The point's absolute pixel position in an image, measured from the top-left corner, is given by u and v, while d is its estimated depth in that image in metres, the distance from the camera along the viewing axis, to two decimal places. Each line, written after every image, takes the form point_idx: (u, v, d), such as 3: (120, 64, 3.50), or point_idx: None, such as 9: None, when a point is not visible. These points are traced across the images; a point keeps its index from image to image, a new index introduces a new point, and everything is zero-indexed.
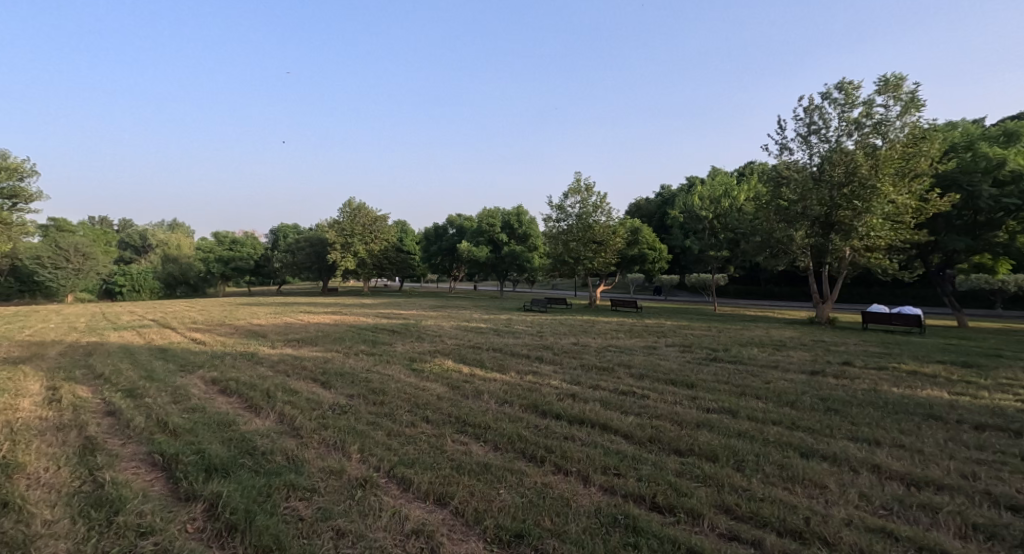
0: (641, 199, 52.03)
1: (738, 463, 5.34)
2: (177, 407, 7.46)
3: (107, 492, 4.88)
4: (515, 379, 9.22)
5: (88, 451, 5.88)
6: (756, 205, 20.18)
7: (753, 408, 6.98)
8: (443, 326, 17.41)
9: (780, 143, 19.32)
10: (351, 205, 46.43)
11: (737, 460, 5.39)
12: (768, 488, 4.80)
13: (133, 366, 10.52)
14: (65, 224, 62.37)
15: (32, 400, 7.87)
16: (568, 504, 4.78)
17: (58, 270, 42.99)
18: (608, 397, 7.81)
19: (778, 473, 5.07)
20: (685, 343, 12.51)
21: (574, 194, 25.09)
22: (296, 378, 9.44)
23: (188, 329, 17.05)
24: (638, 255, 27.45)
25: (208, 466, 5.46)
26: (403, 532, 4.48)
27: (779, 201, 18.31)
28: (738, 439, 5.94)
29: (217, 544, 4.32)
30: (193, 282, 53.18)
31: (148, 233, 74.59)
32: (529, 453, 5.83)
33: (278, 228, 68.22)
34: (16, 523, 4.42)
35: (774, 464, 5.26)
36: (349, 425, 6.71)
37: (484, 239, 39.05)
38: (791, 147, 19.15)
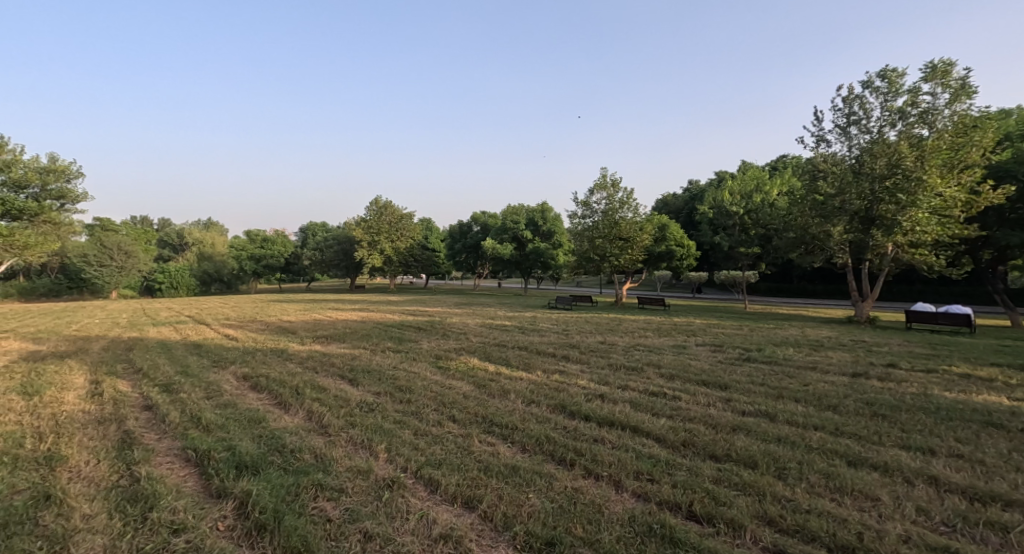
0: (669, 195, 51.26)
1: (780, 471, 5.08)
2: (210, 403, 7.53)
3: (142, 488, 4.89)
4: (542, 378, 9.05)
5: (126, 445, 5.94)
6: (791, 200, 19.56)
7: (792, 411, 6.69)
8: (468, 324, 17.39)
9: (817, 135, 18.66)
10: (378, 204, 46.81)
11: (778, 468, 5.14)
12: (815, 499, 4.55)
13: (169, 361, 10.71)
14: (107, 223, 64.48)
15: (76, 393, 8.05)
16: (601, 511, 4.60)
17: (102, 268, 44.58)
18: (638, 398, 7.59)
19: (824, 483, 4.82)
20: (716, 343, 12.14)
21: (600, 190, 24.75)
22: (324, 375, 9.46)
23: (221, 326, 17.39)
24: (665, 252, 26.91)
25: (239, 463, 5.45)
26: (431, 536, 4.37)
27: (817, 195, 17.71)
28: (778, 444, 5.67)
29: (246, 544, 4.27)
30: (227, 279, 54.47)
31: (184, 232, 76.71)
32: (558, 456, 5.67)
33: (307, 228, 69.26)
34: (56, 517, 4.45)
35: (819, 473, 4.99)
36: (376, 423, 6.65)
37: (508, 237, 38.60)
38: (829, 139, 18.50)
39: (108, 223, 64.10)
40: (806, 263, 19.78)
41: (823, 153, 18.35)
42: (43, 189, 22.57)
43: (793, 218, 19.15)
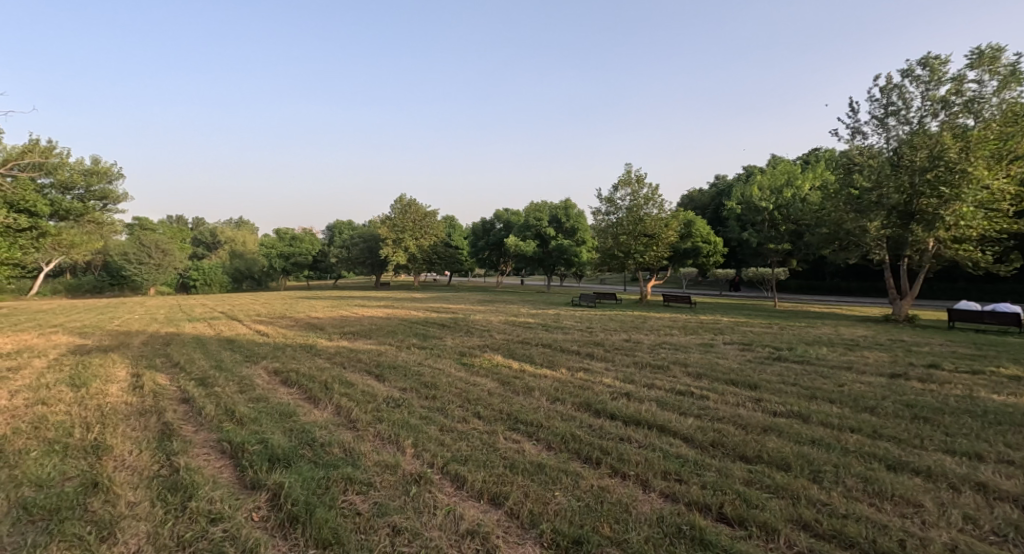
0: (696, 191, 50.52)
1: (815, 474, 4.94)
2: (243, 397, 7.68)
3: (182, 478, 5.01)
4: (566, 376, 9.00)
5: (165, 436, 6.10)
6: (824, 194, 19.10)
7: (826, 412, 6.50)
8: (492, 321, 17.42)
9: (852, 127, 18.12)
10: (403, 201, 47.28)
11: (812, 471, 4.99)
12: (852, 503, 4.41)
13: (204, 355, 10.98)
14: (144, 220, 66.52)
15: (119, 385, 8.31)
16: (628, 510, 4.54)
17: (141, 265, 46.08)
18: (665, 397, 7.46)
19: (862, 487, 4.67)
20: (746, 341, 11.89)
21: (625, 186, 24.50)
22: (352, 371, 9.57)
23: (253, 322, 17.78)
24: (691, 248, 26.49)
25: (272, 456, 5.55)
26: (458, 532, 4.37)
27: (852, 189, 17.26)
28: (812, 446, 5.51)
29: (280, 535, 4.34)
30: (257, 276, 55.64)
31: (216, 231, 78.74)
32: (584, 454, 5.61)
33: (334, 227, 70.41)
34: (103, 503, 4.58)
35: (856, 477, 4.83)
36: (402, 419, 6.70)
37: (531, 234, 38.59)
38: (865, 131, 17.96)
39: (146, 222, 66.08)
40: (840, 259, 19.28)
41: (858, 145, 17.87)
42: (87, 190, 23.91)
43: (826, 213, 18.63)
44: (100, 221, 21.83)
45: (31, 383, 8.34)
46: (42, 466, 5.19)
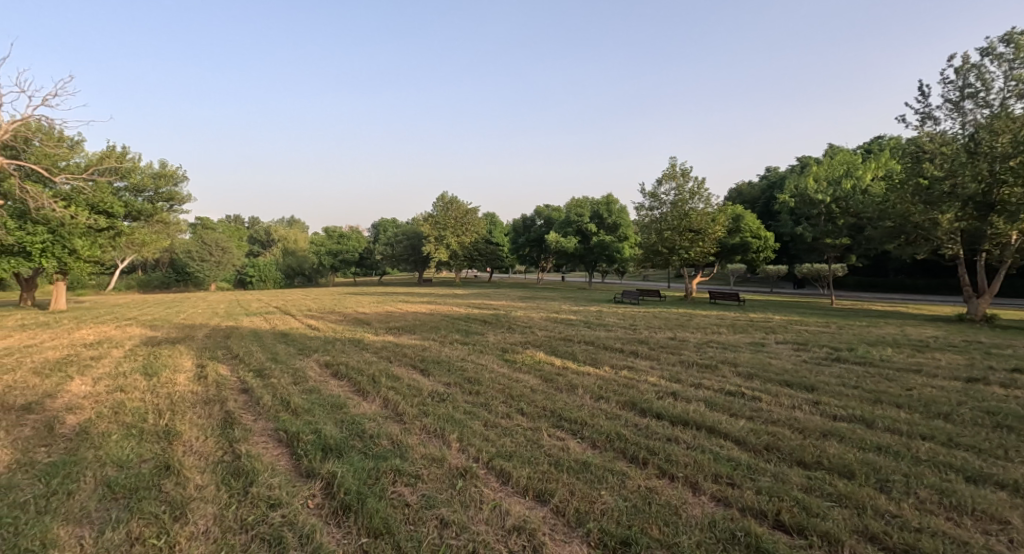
0: (745, 183, 49.15)
1: (881, 483, 4.74)
2: (297, 388, 7.99)
3: (244, 464, 5.26)
4: (610, 374, 8.93)
5: (227, 424, 6.41)
6: (890, 185, 18.22)
7: (893, 418, 6.21)
8: (533, 318, 17.46)
9: (922, 112, 17.16)
10: (444, 199, 47.97)
11: (878, 480, 4.79)
12: (926, 517, 4.22)
13: (261, 348, 11.46)
14: (205, 220, 69.97)
15: (185, 375, 8.79)
16: (677, 513, 4.48)
17: (204, 263, 48.40)
18: (713, 397, 7.31)
19: (936, 499, 4.45)
20: (801, 340, 11.47)
21: (669, 180, 23.98)
22: (398, 365, 9.80)
23: (305, 316, 18.46)
24: (740, 244, 25.66)
25: (325, 445, 5.75)
26: (504, 527, 4.43)
27: (921, 179, 16.38)
28: (878, 454, 5.28)
29: (334, 522, 4.49)
30: (307, 273, 57.46)
31: (269, 230, 81.91)
32: (630, 453, 5.56)
33: (379, 224, 72.13)
34: (175, 485, 4.86)
35: (930, 488, 4.61)
36: (447, 413, 6.80)
37: (572, 230, 38.46)
38: (937, 116, 16.98)
39: (207, 221, 69.43)
40: (907, 254, 18.34)
41: (929, 132, 16.93)
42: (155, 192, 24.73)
43: (891, 206, 17.74)
44: (167, 220, 23.09)
45: (109, 371, 8.93)
46: (122, 447, 5.55)
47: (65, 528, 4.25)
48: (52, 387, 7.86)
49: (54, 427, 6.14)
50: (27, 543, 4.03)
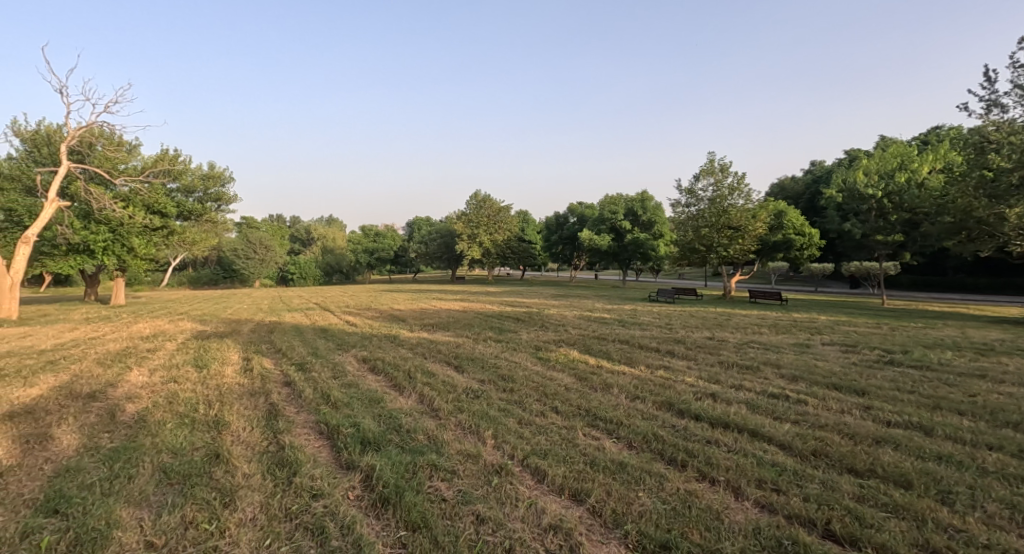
0: (788, 178, 47.73)
1: (942, 494, 4.53)
2: (337, 382, 8.16)
3: (287, 455, 5.40)
4: (646, 373, 8.81)
5: (272, 415, 6.60)
6: (951, 178, 17.36)
7: (954, 426, 5.92)
8: (566, 316, 17.39)
9: (988, 99, 16.26)
10: (478, 197, 48.18)
11: (938, 492, 4.58)
12: (994, 532, 4.01)
13: (302, 343, 11.77)
14: (250, 220, 72.49)
15: (232, 368, 9.12)
16: (719, 518, 4.38)
17: (248, 260, 50.05)
18: (755, 399, 7.12)
19: (1006, 515, 4.22)
20: (849, 342, 11.04)
21: (707, 176, 23.47)
22: (433, 361, 9.90)
23: (342, 312, 18.85)
24: (782, 241, 24.92)
25: (363, 439, 5.86)
26: (541, 525, 4.42)
27: (985, 171, 15.57)
28: (938, 463, 5.05)
29: (373, 514, 4.57)
30: (345, 271, 58.68)
31: (309, 229, 84.04)
32: (668, 455, 5.47)
33: (414, 223, 73.02)
34: (224, 473, 5.04)
35: (999, 502, 4.38)
36: (482, 410, 6.83)
37: (606, 227, 38.12)
38: (1004, 104, 16.06)
39: (251, 220, 71.84)
40: (968, 252, 17.46)
41: (995, 121, 16.03)
42: (205, 194, 25.20)
43: (951, 200, 16.92)
44: (216, 220, 23.90)
45: (163, 363, 9.35)
46: (176, 436, 5.79)
47: (127, 510, 4.45)
48: (113, 376, 8.28)
49: (116, 415, 6.46)
50: (94, 522, 4.24)
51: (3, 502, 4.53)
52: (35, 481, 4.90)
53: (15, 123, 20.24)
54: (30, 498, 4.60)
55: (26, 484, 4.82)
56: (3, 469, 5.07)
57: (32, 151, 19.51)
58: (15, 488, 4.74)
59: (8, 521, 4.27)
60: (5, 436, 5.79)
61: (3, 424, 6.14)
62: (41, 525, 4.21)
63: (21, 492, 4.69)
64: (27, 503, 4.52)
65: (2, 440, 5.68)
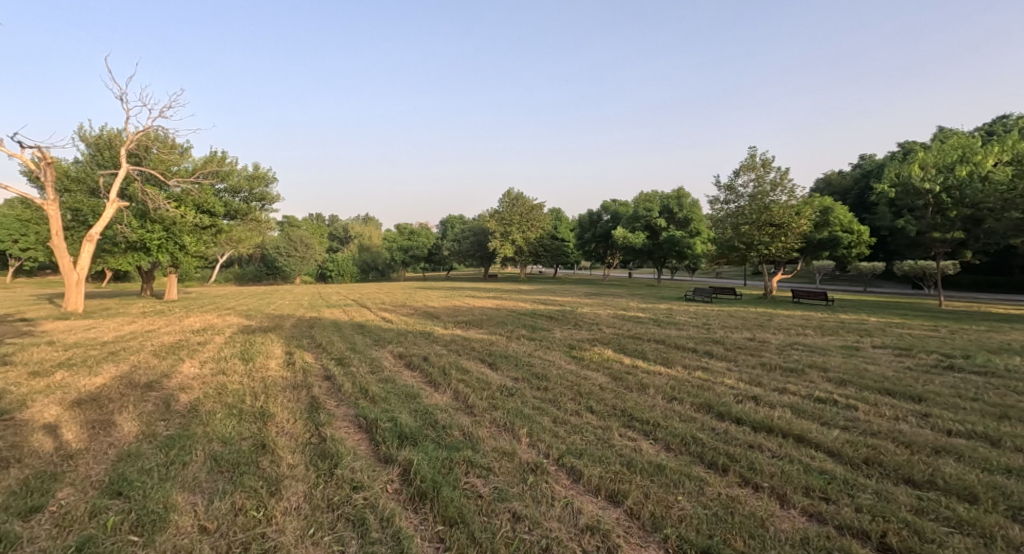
0: (837, 173, 46.06)
1: (1011, 511, 4.28)
2: (374, 377, 8.28)
3: (329, 447, 5.51)
4: (683, 374, 8.63)
5: (313, 408, 6.75)
6: None
7: (1023, 437, 5.58)
8: (600, 314, 17.24)
9: None
10: (510, 195, 48.34)
11: (1007, 508, 4.33)
12: None
13: (341, 338, 12.02)
14: (291, 219, 74.69)
15: (276, 361, 9.39)
16: (765, 526, 4.25)
17: (290, 258, 51.58)
18: (800, 403, 6.88)
19: None
20: (901, 345, 10.56)
21: (748, 171, 22.82)
22: (467, 358, 9.94)
23: (379, 309, 19.17)
24: (828, 239, 24.03)
25: (400, 434, 5.92)
26: (577, 526, 4.37)
27: None
28: (1005, 477, 4.77)
29: (411, 508, 4.61)
30: (381, 268, 59.70)
31: (347, 227, 86.01)
32: (708, 459, 5.33)
33: (447, 221, 73.74)
34: (270, 462, 5.18)
35: None
36: (516, 408, 6.81)
37: (641, 225, 37.57)
38: None
39: (292, 219, 74.06)
40: None
41: None
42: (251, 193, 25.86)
43: None
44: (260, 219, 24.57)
45: (213, 355, 9.70)
46: (225, 425, 5.99)
47: (182, 495, 4.62)
48: (167, 367, 8.65)
49: (170, 404, 6.73)
50: (152, 505, 4.42)
51: (71, 483, 4.76)
52: (99, 464, 5.13)
53: (80, 128, 21.36)
54: (96, 480, 4.82)
55: (91, 467, 5.06)
56: (71, 452, 5.34)
57: (95, 154, 20.52)
58: (82, 470, 4.99)
59: (77, 500, 4.49)
60: (72, 422, 6.10)
61: (70, 411, 6.47)
62: (107, 505, 4.41)
63: (87, 475, 4.93)
64: (92, 485, 4.74)
65: (69, 425, 5.99)
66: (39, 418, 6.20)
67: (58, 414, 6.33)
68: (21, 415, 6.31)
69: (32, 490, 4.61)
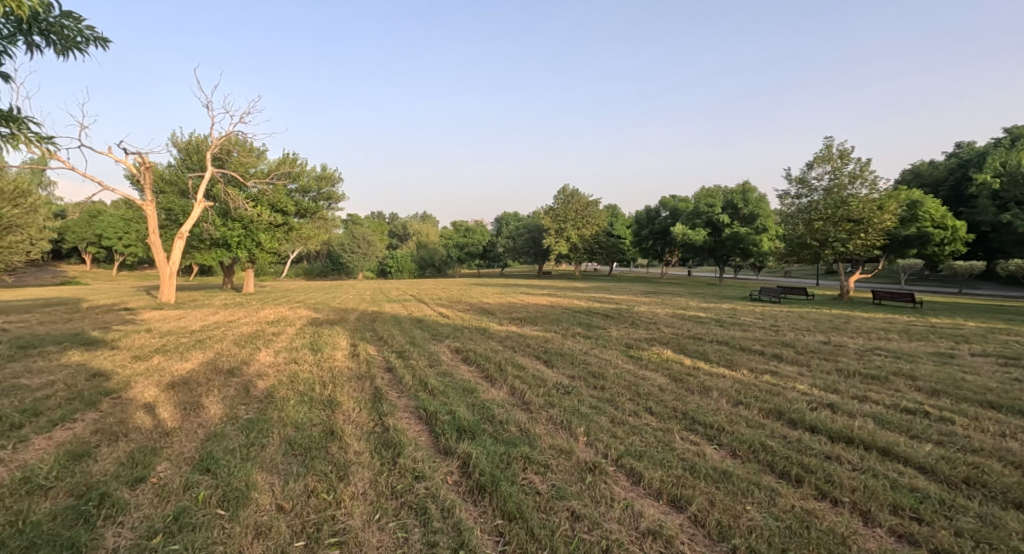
0: (927, 163, 42.72)
1: None
2: (432, 370, 8.38)
3: (392, 437, 5.58)
4: (749, 377, 8.21)
5: (376, 398, 6.87)
6: None
7: None
8: (659, 313, 16.77)
9: None
10: (566, 192, 48.19)
11: None
12: None
13: (401, 332, 12.26)
14: (354, 217, 77.79)
15: (341, 352, 9.68)
16: (846, 544, 3.95)
17: (353, 254, 53.64)
18: (882, 413, 6.38)
19: None
20: (1001, 354, 9.61)
21: (823, 163, 21.49)
22: (522, 355, 9.89)
23: (437, 304, 19.49)
24: (916, 235, 22.25)
25: (459, 427, 5.92)
26: (638, 529, 4.20)
27: None
28: None
29: (470, 500, 4.58)
30: (437, 265, 60.85)
31: (406, 225, 88.41)
32: (780, 468, 5.01)
33: (502, 218, 74.31)
34: (338, 448, 5.30)
35: None
36: (574, 406, 6.67)
37: (701, 221, 36.24)
38: None
39: (355, 217, 77.01)
40: None
41: None
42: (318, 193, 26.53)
43: None
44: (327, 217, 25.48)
45: (285, 345, 10.14)
46: (298, 411, 6.19)
47: (261, 475, 4.79)
48: (246, 355, 9.10)
49: (249, 390, 7.04)
50: (236, 482, 4.61)
51: (168, 458, 5.04)
52: (191, 442, 5.42)
53: (173, 135, 22.99)
54: (188, 456, 5.09)
55: (184, 444, 5.35)
56: (167, 429, 5.67)
57: (185, 159, 21.86)
58: (177, 446, 5.28)
59: (173, 474, 4.75)
60: (167, 402, 6.49)
61: (166, 392, 6.90)
62: (198, 480, 4.63)
63: (181, 451, 5.21)
64: (185, 461, 5.00)
65: (165, 405, 6.37)
66: (140, 398, 6.64)
67: (155, 395, 6.77)
68: (126, 394, 6.78)
69: (136, 462, 4.92)
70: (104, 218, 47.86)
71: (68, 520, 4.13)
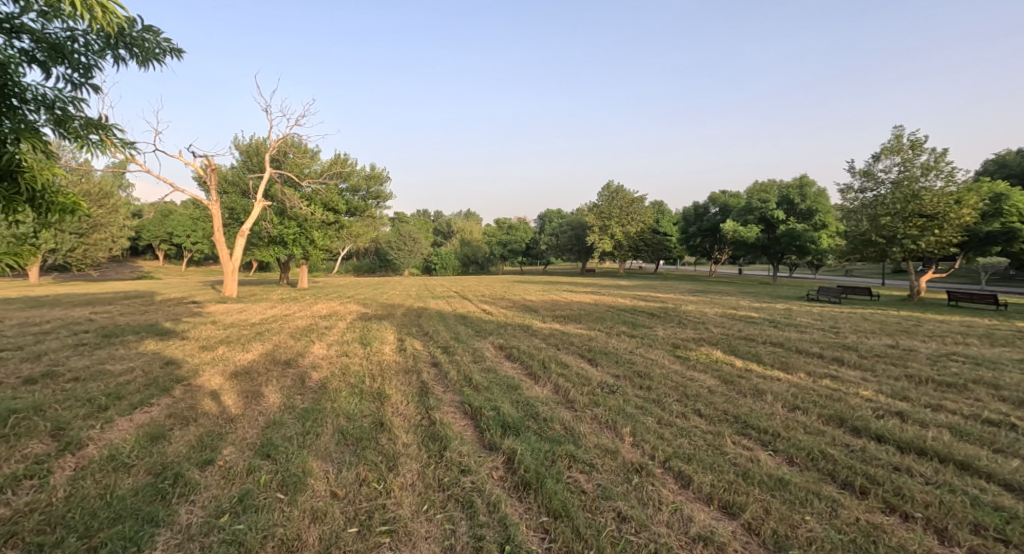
0: (1010, 156, 39.69)
1: None
2: (477, 366, 8.43)
3: (439, 430, 5.64)
4: (805, 381, 7.86)
5: (422, 393, 6.97)
6: None
7: None
8: (707, 313, 16.33)
9: None
10: (611, 189, 47.66)
11: None
12: None
13: (446, 328, 12.40)
14: (401, 214, 79.36)
15: (389, 346, 9.88)
16: None
17: (399, 251, 54.77)
18: (958, 424, 5.97)
19: None
20: None
21: (891, 155, 20.43)
22: (566, 353, 9.83)
23: (481, 301, 19.63)
24: (1002, 232, 20.23)
25: (504, 423, 5.92)
26: (688, 534, 4.09)
27: None
28: None
29: (516, 496, 4.57)
30: (481, 262, 61.37)
31: (451, 222, 89.52)
32: (840, 478, 4.78)
33: (546, 215, 74.19)
34: (387, 440, 5.40)
35: None
36: (619, 405, 6.57)
37: (754, 217, 35.05)
38: None
39: (400, 215, 78.60)
40: None
41: None
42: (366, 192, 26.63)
43: None
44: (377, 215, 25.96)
45: (336, 338, 10.45)
46: (349, 402, 6.35)
47: (316, 462, 4.94)
48: (300, 347, 9.43)
49: (304, 381, 7.28)
50: (294, 468, 4.78)
51: (232, 443, 5.27)
52: (253, 428, 5.65)
53: (235, 138, 24.05)
54: (250, 442, 5.31)
55: (246, 430, 5.58)
56: (232, 416, 5.94)
57: (246, 160, 22.80)
58: (240, 432, 5.51)
59: (237, 458, 4.96)
60: (231, 390, 6.79)
61: (230, 381, 7.22)
62: (260, 465, 4.82)
63: (244, 436, 5.44)
64: (248, 446, 5.22)
65: (229, 393, 6.67)
66: (206, 385, 6.98)
67: (220, 383, 7.10)
68: (194, 382, 7.15)
69: (205, 446, 5.17)
70: (174, 218, 50.74)
71: (147, 495, 4.38)
